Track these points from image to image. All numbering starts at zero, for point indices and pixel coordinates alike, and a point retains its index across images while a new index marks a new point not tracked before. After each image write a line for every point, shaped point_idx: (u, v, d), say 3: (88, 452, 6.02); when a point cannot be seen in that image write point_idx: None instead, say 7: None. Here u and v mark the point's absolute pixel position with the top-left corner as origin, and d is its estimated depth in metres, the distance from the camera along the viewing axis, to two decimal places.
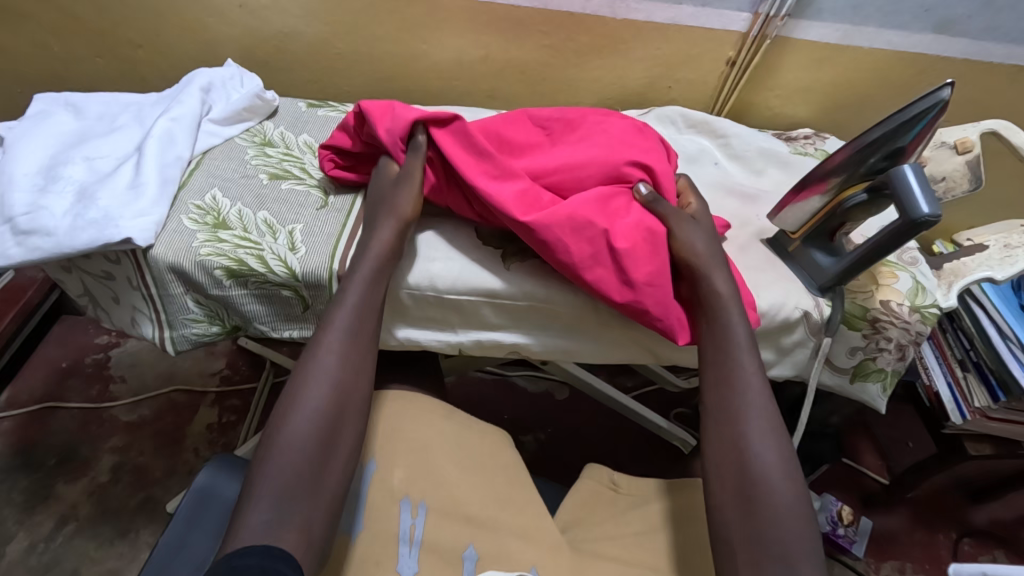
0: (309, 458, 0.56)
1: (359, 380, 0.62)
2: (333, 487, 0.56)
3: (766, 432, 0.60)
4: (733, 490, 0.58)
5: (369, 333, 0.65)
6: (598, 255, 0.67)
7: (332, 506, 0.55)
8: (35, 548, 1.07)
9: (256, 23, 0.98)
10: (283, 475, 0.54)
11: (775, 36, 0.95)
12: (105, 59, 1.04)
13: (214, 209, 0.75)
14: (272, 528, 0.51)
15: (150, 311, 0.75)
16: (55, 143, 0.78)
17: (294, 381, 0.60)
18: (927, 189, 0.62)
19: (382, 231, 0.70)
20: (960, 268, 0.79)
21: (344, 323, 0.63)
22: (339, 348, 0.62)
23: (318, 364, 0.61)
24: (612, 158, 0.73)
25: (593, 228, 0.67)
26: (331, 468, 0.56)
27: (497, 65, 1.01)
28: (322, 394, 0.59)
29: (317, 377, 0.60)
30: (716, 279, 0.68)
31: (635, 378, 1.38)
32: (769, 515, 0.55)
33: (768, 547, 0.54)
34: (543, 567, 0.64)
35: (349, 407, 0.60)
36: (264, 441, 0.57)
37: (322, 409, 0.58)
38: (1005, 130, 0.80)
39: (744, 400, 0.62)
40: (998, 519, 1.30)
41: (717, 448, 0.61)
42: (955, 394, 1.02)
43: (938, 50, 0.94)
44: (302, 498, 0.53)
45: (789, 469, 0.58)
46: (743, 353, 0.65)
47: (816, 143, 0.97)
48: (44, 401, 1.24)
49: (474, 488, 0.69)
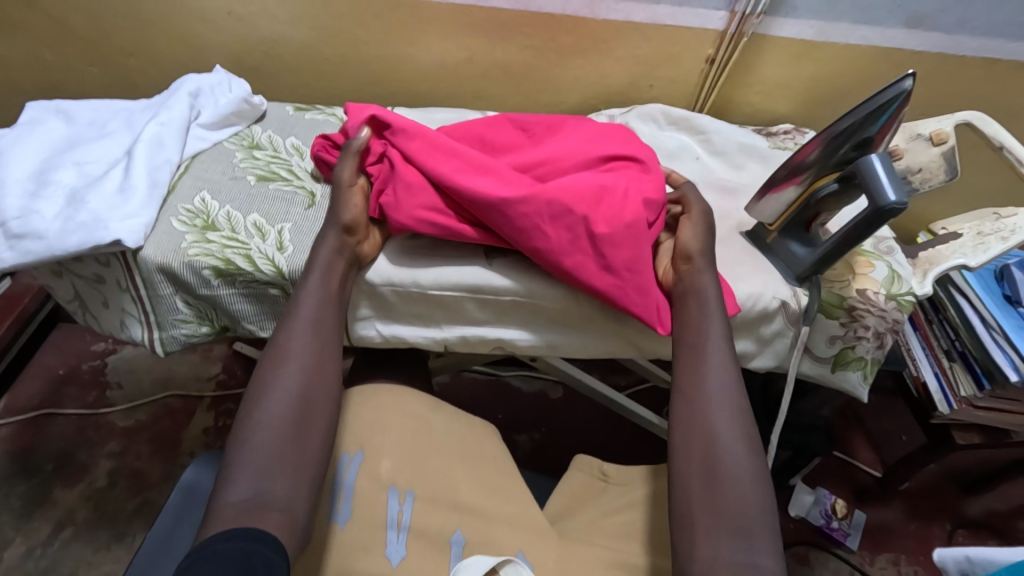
0: (287, 441, 0.57)
1: (325, 365, 0.63)
2: (311, 468, 0.57)
3: (733, 415, 0.62)
4: (698, 471, 0.59)
5: (334, 321, 0.67)
6: (578, 244, 0.69)
7: (312, 487, 0.56)
8: (33, 553, 1.08)
9: (245, 30, 1.00)
10: (259, 459, 0.55)
11: (752, 33, 0.97)
12: (97, 67, 1.06)
13: (203, 211, 0.76)
14: (250, 510, 0.52)
15: (140, 313, 0.76)
16: (46, 150, 0.80)
17: (264, 370, 0.62)
18: (894, 176, 0.64)
19: (327, 237, 0.70)
20: (935, 256, 0.81)
21: (310, 313, 0.65)
22: (304, 335, 0.64)
23: (287, 351, 0.63)
24: (586, 154, 0.76)
25: (573, 217, 0.68)
26: (307, 449, 0.58)
27: (482, 67, 1.03)
28: (294, 380, 0.61)
29: (287, 363, 0.62)
30: (702, 275, 0.70)
31: (629, 377, 1.39)
32: (734, 493, 0.57)
33: (732, 526, 0.55)
34: (530, 552, 0.67)
35: (321, 392, 0.62)
36: (237, 428, 0.58)
37: (295, 394, 0.60)
38: (979, 121, 0.81)
39: (709, 383, 0.64)
40: (992, 510, 1.30)
41: (683, 430, 0.62)
42: (941, 384, 1.03)
43: (912, 44, 0.96)
44: (277, 479, 0.55)
45: (754, 455, 0.60)
46: (714, 340, 0.66)
47: (796, 138, 0.99)
48: (41, 408, 1.25)
49: (462, 476, 0.71)
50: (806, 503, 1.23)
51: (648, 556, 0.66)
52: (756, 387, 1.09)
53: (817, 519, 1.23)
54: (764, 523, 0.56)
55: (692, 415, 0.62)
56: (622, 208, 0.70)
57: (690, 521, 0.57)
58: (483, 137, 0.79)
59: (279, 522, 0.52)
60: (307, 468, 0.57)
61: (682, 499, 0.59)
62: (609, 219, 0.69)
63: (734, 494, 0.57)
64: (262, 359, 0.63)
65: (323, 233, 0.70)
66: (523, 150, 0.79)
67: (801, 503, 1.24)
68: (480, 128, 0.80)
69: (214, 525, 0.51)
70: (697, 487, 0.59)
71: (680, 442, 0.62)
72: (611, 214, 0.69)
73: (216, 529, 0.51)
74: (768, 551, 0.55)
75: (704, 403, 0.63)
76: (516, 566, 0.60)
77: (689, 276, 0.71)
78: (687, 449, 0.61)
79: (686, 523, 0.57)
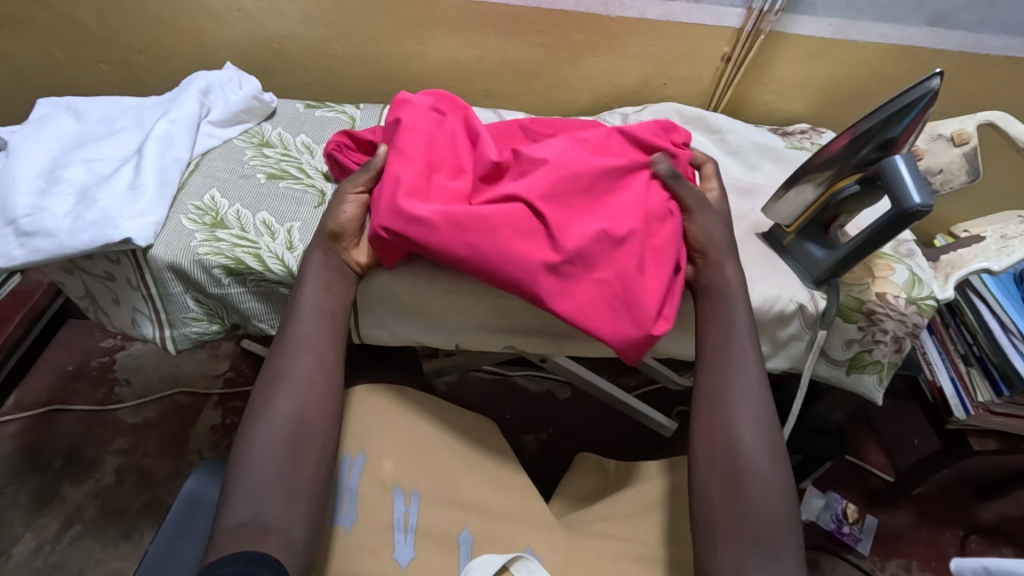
0: (279, 457, 0.57)
1: (326, 381, 0.62)
2: (308, 484, 0.57)
3: (755, 417, 0.61)
4: (721, 475, 0.59)
5: (336, 338, 0.65)
6: (562, 162, 0.69)
7: (312, 502, 0.56)
8: (41, 550, 1.09)
9: (254, 27, 0.99)
10: (256, 479, 0.55)
11: (769, 31, 0.95)
12: (107, 64, 1.05)
13: (212, 209, 0.76)
14: (251, 531, 0.52)
15: (150, 311, 0.76)
16: (57, 147, 0.80)
17: (261, 391, 0.61)
18: (919, 179, 0.62)
19: (313, 257, 0.68)
20: (957, 260, 0.80)
21: (306, 331, 0.64)
22: (304, 353, 0.63)
23: (290, 369, 0.62)
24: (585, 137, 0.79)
25: (563, 148, 0.71)
26: (303, 468, 0.57)
27: (494, 64, 1.02)
28: (288, 399, 0.60)
29: (282, 385, 0.61)
30: (727, 267, 0.69)
31: (638, 377, 1.38)
32: (755, 497, 0.57)
33: (753, 531, 0.56)
34: (538, 547, 0.67)
35: (319, 409, 0.61)
36: (235, 448, 0.58)
37: (291, 414, 0.59)
38: (1001, 122, 0.79)
39: (731, 395, 0.62)
40: (1006, 516, 1.28)
41: (705, 438, 0.61)
42: (958, 389, 1.00)
43: (933, 43, 0.95)
44: (273, 498, 0.55)
45: (777, 457, 0.60)
46: (744, 341, 0.65)
47: (812, 138, 0.97)
48: (49, 404, 1.25)
49: (464, 476, 0.69)
50: (818, 507, 1.21)
51: (665, 547, 0.65)
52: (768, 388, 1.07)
53: (828, 523, 1.20)
54: (785, 528, 0.56)
55: (714, 421, 0.62)
56: (606, 151, 0.73)
57: (710, 528, 0.57)
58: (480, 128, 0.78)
59: (279, 544, 0.52)
60: (303, 486, 0.56)
61: (702, 508, 0.58)
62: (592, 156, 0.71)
63: (749, 500, 0.57)
64: (260, 381, 0.62)
65: (310, 254, 0.68)
66: None
67: (813, 507, 1.21)
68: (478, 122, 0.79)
69: (215, 550, 0.51)
70: (717, 490, 0.59)
71: (700, 448, 0.61)
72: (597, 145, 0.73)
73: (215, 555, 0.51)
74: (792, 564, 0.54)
75: (725, 407, 0.62)
76: (526, 563, 0.62)
77: (709, 271, 0.69)
78: (709, 454, 0.60)
79: (707, 529, 0.57)
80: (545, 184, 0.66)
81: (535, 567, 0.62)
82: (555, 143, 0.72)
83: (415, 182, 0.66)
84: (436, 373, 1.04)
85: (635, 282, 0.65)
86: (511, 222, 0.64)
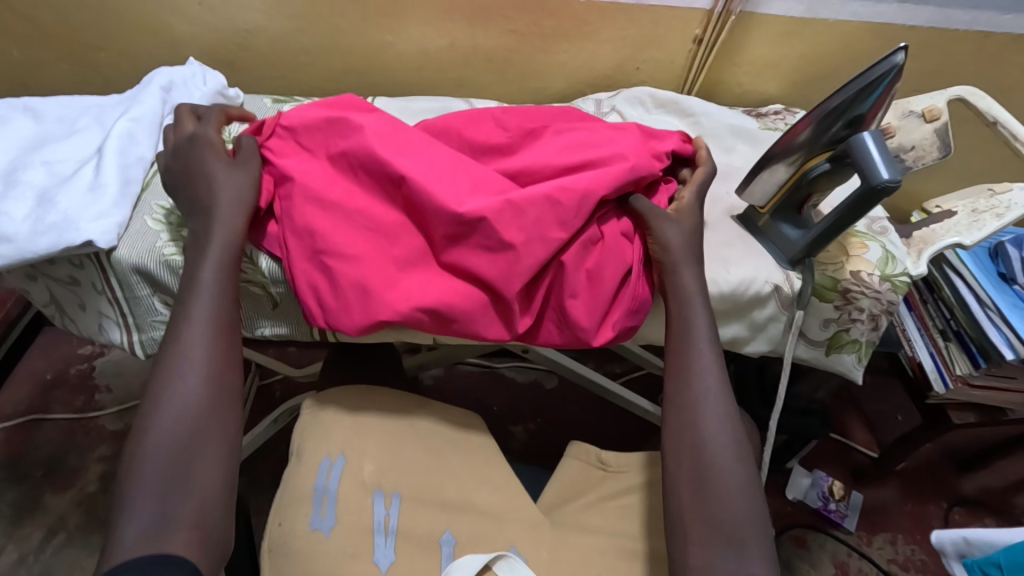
0: (181, 453, 0.53)
1: (228, 362, 0.59)
2: (220, 473, 0.54)
3: (718, 414, 0.61)
4: (690, 470, 0.59)
5: (234, 315, 0.61)
6: (529, 246, 0.63)
7: (224, 491, 0.54)
8: (25, 561, 1.07)
9: (217, 21, 0.96)
10: (156, 479, 0.52)
11: (740, 11, 0.95)
12: (68, 63, 1.03)
13: (178, 208, 0.74)
14: (155, 533, 0.49)
15: (117, 315, 0.74)
16: (14, 148, 0.78)
17: (156, 380, 0.57)
18: (886, 154, 0.62)
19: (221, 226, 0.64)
20: (929, 236, 0.80)
21: (202, 311, 0.60)
22: (202, 335, 0.58)
23: (175, 357, 0.58)
24: (553, 160, 0.70)
25: (536, 218, 0.64)
26: (212, 457, 0.54)
27: (465, 52, 1.00)
28: (188, 387, 0.56)
29: (178, 374, 0.56)
30: (684, 274, 0.68)
31: (624, 364, 1.39)
32: (718, 498, 0.57)
33: (721, 527, 0.55)
34: (521, 546, 0.65)
35: (225, 391, 0.58)
36: (133, 442, 0.54)
37: (194, 401, 0.56)
38: (972, 96, 0.79)
39: (694, 395, 0.62)
40: (987, 487, 1.30)
41: (672, 435, 0.61)
42: (937, 364, 1.00)
43: (903, 19, 0.95)
44: (182, 494, 0.52)
45: (740, 453, 0.59)
46: (701, 339, 0.65)
47: (786, 118, 0.98)
48: (28, 414, 1.23)
49: (451, 477, 0.68)
50: (803, 486, 1.24)
51: (647, 541, 0.66)
52: (751, 370, 1.09)
53: (813, 501, 1.22)
54: (751, 527, 0.56)
55: (679, 422, 0.61)
56: (581, 214, 0.65)
57: (682, 528, 0.57)
58: (390, 150, 0.66)
59: (190, 540, 0.50)
60: (212, 477, 0.54)
61: (673, 503, 0.58)
62: (560, 223, 0.64)
63: (717, 496, 0.57)
64: (156, 370, 0.58)
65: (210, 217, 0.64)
66: (506, 156, 0.74)
67: (798, 486, 1.24)
68: (376, 143, 0.66)
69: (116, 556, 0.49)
70: (686, 489, 0.58)
71: (669, 444, 0.61)
72: (570, 202, 0.64)
73: (117, 559, 0.48)
74: (760, 558, 0.55)
75: (690, 407, 0.61)
76: (509, 560, 0.60)
77: (669, 279, 0.68)
78: (676, 456, 0.60)
79: (678, 526, 0.57)
80: (515, 273, 0.63)
81: (518, 566, 0.59)
82: (526, 205, 0.64)
83: (380, 282, 0.63)
84: (419, 368, 1.03)
85: (572, 314, 0.66)
86: (479, 310, 0.65)
